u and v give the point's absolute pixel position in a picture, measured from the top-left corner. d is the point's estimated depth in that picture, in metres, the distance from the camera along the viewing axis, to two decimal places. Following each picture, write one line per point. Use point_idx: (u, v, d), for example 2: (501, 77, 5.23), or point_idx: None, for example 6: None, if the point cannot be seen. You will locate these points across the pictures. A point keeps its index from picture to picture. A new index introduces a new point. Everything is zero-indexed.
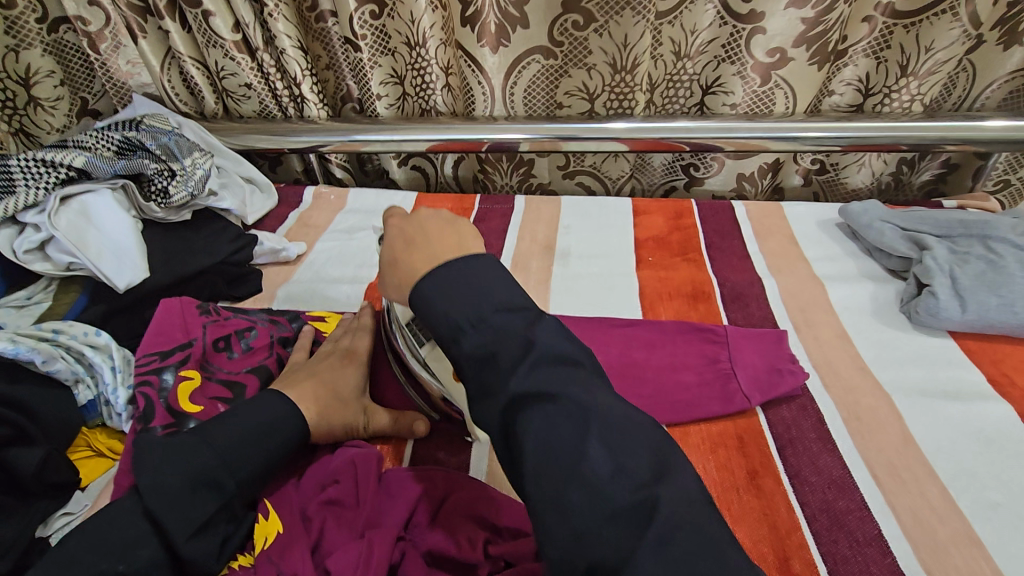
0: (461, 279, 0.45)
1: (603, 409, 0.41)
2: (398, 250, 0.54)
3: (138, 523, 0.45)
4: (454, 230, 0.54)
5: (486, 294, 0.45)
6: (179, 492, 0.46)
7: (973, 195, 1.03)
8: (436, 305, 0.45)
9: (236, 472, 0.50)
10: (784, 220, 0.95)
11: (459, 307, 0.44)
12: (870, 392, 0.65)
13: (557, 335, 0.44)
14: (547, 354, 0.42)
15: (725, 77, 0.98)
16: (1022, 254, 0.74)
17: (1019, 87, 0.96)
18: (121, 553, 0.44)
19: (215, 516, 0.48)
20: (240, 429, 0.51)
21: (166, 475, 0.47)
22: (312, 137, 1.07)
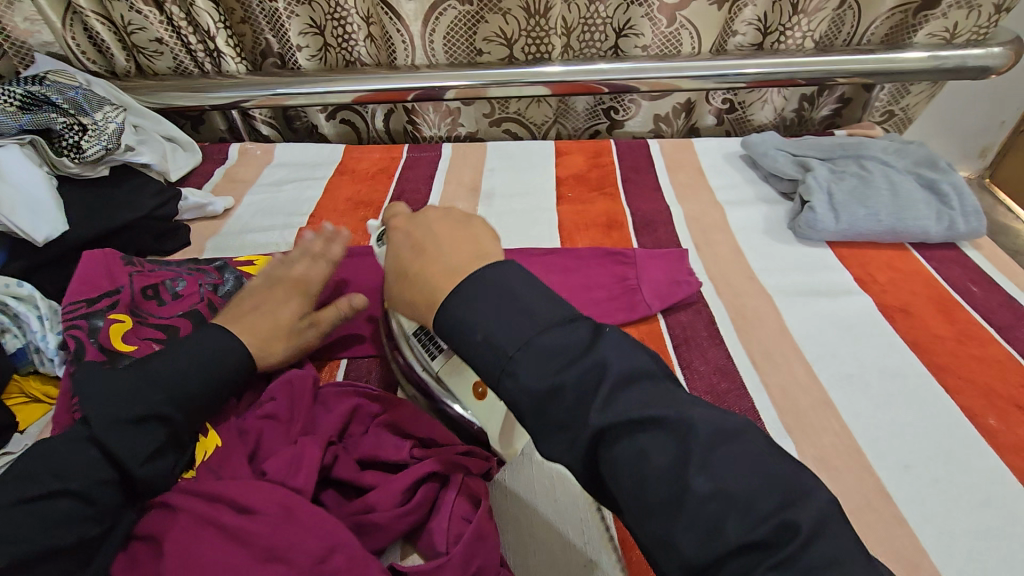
0: (485, 299, 0.44)
1: (624, 382, 0.40)
2: (408, 260, 0.52)
3: (84, 446, 0.49)
4: (467, 233, 0.53)
5: (525, 307, 0.43)
6: (121, 421, 0.50)
7: (863, 125, 1.14)
8: (472, 331, 0.44)
9: (169, 389, 0.53)
10: (693, 154, 1.02)
11: (501, 330, 0.43)
12: (755, 295, 0.73)
13: (618, 342, 0.42)
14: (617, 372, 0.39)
15: (634, 20, 1.03)
16: (888, 168, 0.84)
17: (898, 22, 1.06)
18: (69, 475, 0.47)
19: (146, 428, 0.51)
20: (183, 363, 0.55)
21: (111, 403, 0.51)
22: (233, 92, 1.06)
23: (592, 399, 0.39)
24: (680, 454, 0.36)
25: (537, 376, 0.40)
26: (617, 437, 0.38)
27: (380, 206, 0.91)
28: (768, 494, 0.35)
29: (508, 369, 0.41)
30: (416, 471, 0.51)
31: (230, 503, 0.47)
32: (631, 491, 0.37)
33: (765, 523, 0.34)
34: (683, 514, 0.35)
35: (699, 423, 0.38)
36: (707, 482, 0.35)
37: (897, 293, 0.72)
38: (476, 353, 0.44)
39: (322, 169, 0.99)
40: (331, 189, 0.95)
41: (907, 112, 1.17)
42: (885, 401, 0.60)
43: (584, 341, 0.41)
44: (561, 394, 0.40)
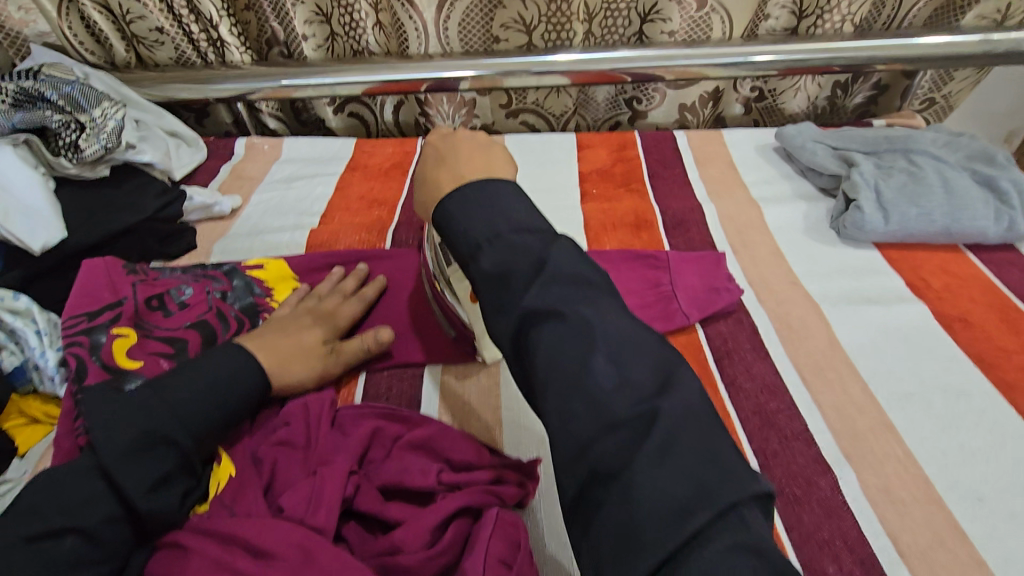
0: (475, 205, 0.43)
1: (563, 280, 0.39)
2: (429, 167, 0.50)
3: (91, 475, 0.45)
4: (486, 153, 0.51)
5: (501, 207, 0.43)
6: (129, 448, 0.46)
7: (903, 114, 1.07)
8: (456, 223, 0.43)
9: (179, 412, 0.49)
10: (725, 147, 0.96)
11: (477, 224, 0.43)
12: (800, 303, 0.68)
13: (573, 252, 0.41)
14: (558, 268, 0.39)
15: (662, 4, 0.96)
16: (940, 163, 0.78)
17: (944, 4, 0.99)
18: (73, 510, 0.43)
19: (155, 456, 0.47)
20: (198, 385, 0.52)
21: (118, 428, 0.46)
22: (237, 84, 1.01)
23: (531, 285, 0.39)
24: (591, 341, 0.36)
25: (494, 272, 0.40)
26: (541, 325, 0.38)
27: (394, 205, 0.86)
28: (653, 389, 0.35)
29: (472, 257, 0.42)
30: (446, 505, 0.47)
31: (245, 546, 0.44)
32: (543, 363, 0.36)
33: (639, 408, 0.34)
34: (581, 391, 0.35)
35: (614, 323, 0.38)
36: (612, 379, 0.35)
37: (954, 301, 0.67)
38: (454, 243, 0.44)
39: (333, 165, 0.94)
40: (342, 186, 0.90)
41: (949, 99, 1.11)
42: (950, 423, 0.55)
43: (544, 243, 0.41)
44: (510, 284, 0.40)
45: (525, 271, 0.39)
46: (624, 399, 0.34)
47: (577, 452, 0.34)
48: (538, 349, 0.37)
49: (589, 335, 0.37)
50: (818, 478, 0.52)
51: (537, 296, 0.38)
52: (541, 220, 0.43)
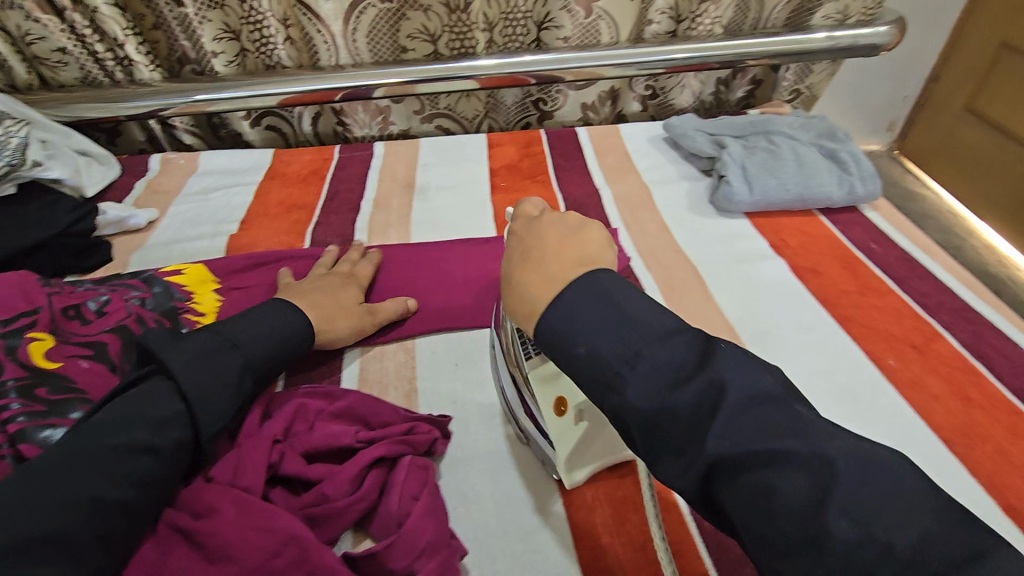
0: (591, 308, 0.42)
1: (745, 402, 0.37)
2: (514, 265, 0.49)
3: (172, 397, 0.49)
4: (578, 243, 0.50)
5: (640, 326, 0.40)
6: (213, 386, 0.51)
7: (774, 104, 1.21)
8: (577, 344, 0.41)
9: (248, 359, 0.55)
10: (621, 139, 1.06)
11: (609, 343, 0.40)
12: (682, 267, 0.77)
13: (735, 359, 0.39)
14: (736, 391, 0.37)
15: (553, 12, 1.06)
16: (794, 141, 0.90)
17: (796, 7, 1.14)
18: (156, 428, 0.47)
19: (233, 398, 0.52)
20: (260, 338, 0.57)
21: (203, 366, 0.51)
22: (148, 101, 1.02)
23: (710, 423, 0.36)
24: (816, 489, 0.33)
25: (650, 404, 0.38)
26: (738, 474, 0.35)
27: (313, 208, 0.90)
28: (920, 544, 0.31)
29: (613, 385, 0.39)
30: (364, 458, 0.51)
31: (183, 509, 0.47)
32: (746, 519, 0.34)
33: (916, 575, 0.30)
34: (812, 553, 0.32)
35: (827, 452, 0.34)
36: (845, 529, 0.32)
37: (808, 255, 0.78)
38: (584, 370, 0.41)
39: (251, 174, 0.98)
40: (262, 194, 0.93)
41: (812, 90, 1.26)
42: (800, 353, 0.65)
43: (698, 359, 0.39)
44: (676, 421, 0.37)
45: (664, 375, 0.38)
46: (869, 554, 0.31)
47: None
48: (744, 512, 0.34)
49: (805, 467, 0.34)
50: None
51: (697, 407, 0.37)
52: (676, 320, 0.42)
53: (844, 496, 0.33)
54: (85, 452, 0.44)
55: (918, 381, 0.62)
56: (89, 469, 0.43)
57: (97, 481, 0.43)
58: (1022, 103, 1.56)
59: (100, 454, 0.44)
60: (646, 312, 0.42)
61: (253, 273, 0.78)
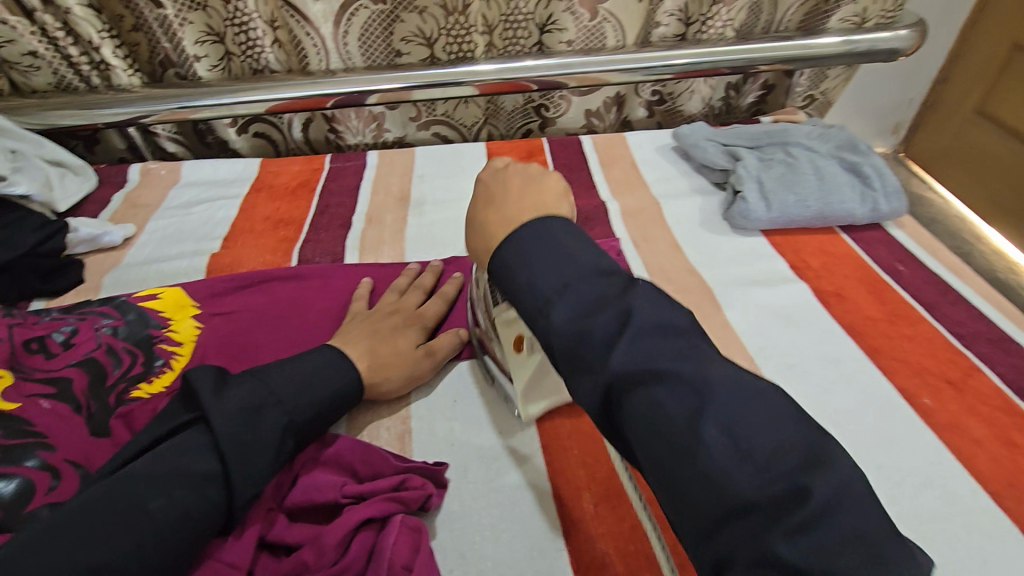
0: (536, 247, 0.41)
1: (650, 327, 0.36)
2: (477, 209, 0.49)
3: (205, 453, 0.44)
4: (541, 189, 0.48)
5: (567, 256, 0.41)
6: (253, 441, 0.45)
7: (787, 111, 1.16)
8: (519, 275, 0.41)
9: (292, 414, 0.49)
10: (628, 149, 1.00)
11: (546, 273, 0.40)
12: (696, 290, 0.72)
13: (650, 292, 0.38)
14: (642, 317, 0.36)
15: (556, 14, 1.00)
16: (813, 153, 0.85)
17: (812, 8, 1.08)
18: (190, 488, 0.42)
19: (275, 460, 0.46)
20: (302, 382, 0.51)
21: (243, 420, 0.45)
22: (127, 108, 0.96)
23: (614, 344, 0.36)
24: (698, 410, 0.33)
25: (571, 331, 0.37)
26: (635, 392, 0.34)
27: (302, 223, 0.85)
28: (794, 460, 0.31)
29: (542, 312, 0.39)
30: (351, 518, 0.46)
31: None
32: (641, 439, 0.34)
33: (782, 489, 0.30)
34: (697, 472, 0.32)
35: (719, 384, 0.33)
36: (730, 453, 0.31)
37: (831, 278, 0.73)
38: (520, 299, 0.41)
39: (236, 186, 0.92)
40: (247, 208, 0.87)
41: (826, 95, 1.21)
42: (828, 389, 0.60)
43: (618, 290, 0.38)
44: (588, 346, 0.37)
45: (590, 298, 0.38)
46: (747, 474, 0.30)
47: (699, 536, 0.32)
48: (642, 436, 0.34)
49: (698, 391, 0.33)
50: None
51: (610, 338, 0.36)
52: (609, 261, 0.41)
53: (730, 420, 0.32)
54: (108, 515, 0.39)
55: (957, 424, 0.57)
56: (108, 539, 0.38)
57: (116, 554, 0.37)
58: None
59: (120, 524, 0.39)
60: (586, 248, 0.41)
61: (236, 296, 0.72)
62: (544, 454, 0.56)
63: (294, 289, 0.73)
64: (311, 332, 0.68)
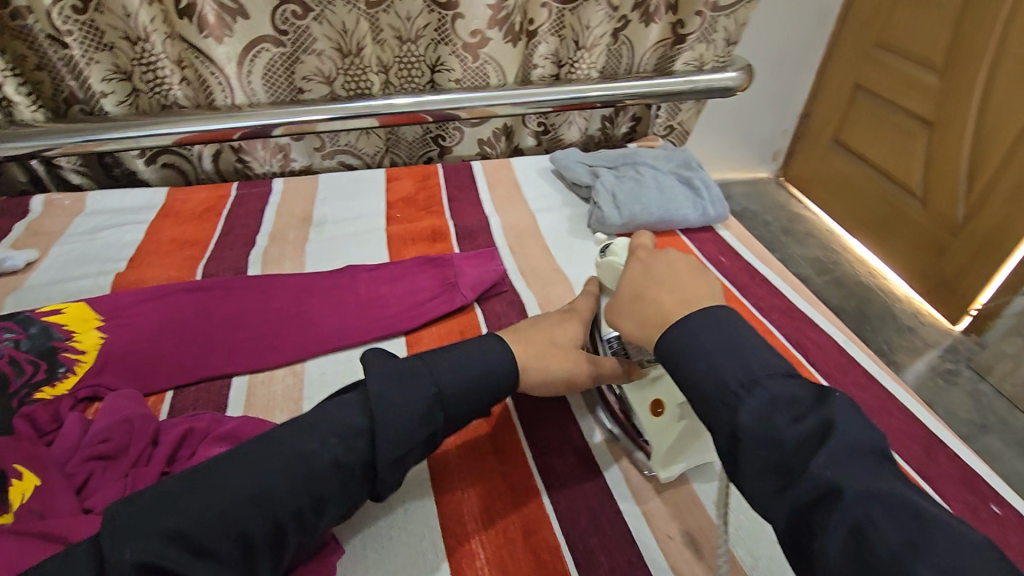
0: (710, 334, 0.49)
1: (850, 448, 0.41)
2: (639, 288, 0.58)
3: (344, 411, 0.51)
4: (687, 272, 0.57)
5: (749, 349, 0.48)
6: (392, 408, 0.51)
7: (650, 138, 1.36)
8: (697, 361, 0.49)
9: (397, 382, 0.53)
10: (512, 172, 1.15)
11: (732, 372, 0.47)
12: (559, 284, 0.85)
13: (847, 406, 0.44)
14: (844, 434, 0.42)
15: (443, 57, 1.14)
16: (657, 171, 1.02)
17: (662, 54, 1.29)
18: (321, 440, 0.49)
19: (412, 423, 0.52)
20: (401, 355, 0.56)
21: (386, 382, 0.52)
22: (29, 142, 1.00)
23: (818, 451, 0.42)
24: (912, 543, 0.36)
25: (762, 439, 0.43)
26: (832, 513, 0.39)
27: (207, 243, 0.92)
28: None
29: (725, 400, 0.46)
30: None
31: (59, 540, 0.47)
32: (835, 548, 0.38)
33: None
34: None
35: (897, 496, 0.39)
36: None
37: None
38: (698, 383, 0.48)
39: (143, 214, 0.97)
40: (152, 231, 0.93)
41: (684, 125, 1.42)
42: None
43: (817, 397, 0.45)
44: (788, 444, 0.43)
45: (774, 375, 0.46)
46: None
47: None
48: (830, 541, 0.38)
49: (896, 516, 0.38)
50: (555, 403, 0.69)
51: (798, 446, 0.42)
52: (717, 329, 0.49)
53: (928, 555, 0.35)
54: (264, 453, 0.47)
55: None
56: (256, 471, 0.46)
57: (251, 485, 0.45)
58: (877, 136, 1.80)
59: (251, 476, 0.46)
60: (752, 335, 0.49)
61: (138, 305, 0.77)
62: None
63: (195, 300, 0.79)
64: (212, 338, 0.74)
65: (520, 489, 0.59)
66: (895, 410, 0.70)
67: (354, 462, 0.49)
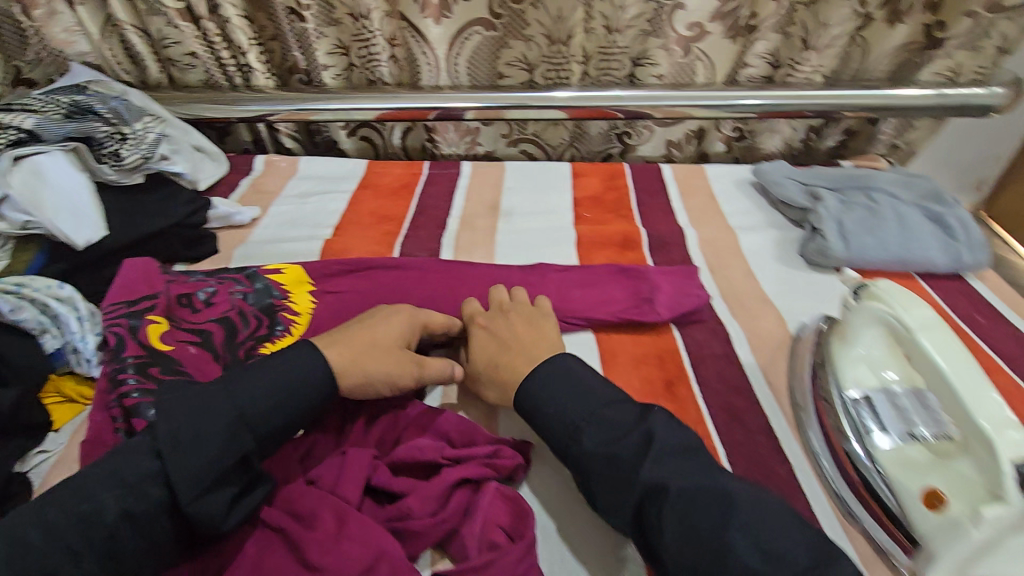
0: (559, 380, 0.56)
1: (666, 453, 0.49)
2: (497, 355, 0.62)
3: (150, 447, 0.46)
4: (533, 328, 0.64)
5: (585, 393, 0.55)
6: (206, 442, 0.46)
7: (868, 157, 1.18)
8: (550, 405, 0.55)
9: (243, 409, 0.49)
10: (706, 181, 1.05)
11: (576, 407, 0.54)
12: (769, 317, 0.75)
13: (665, 423, 0.51)
14: (661, 445, 0.49)
15: (651, 50, 1.07)
16: (896, 201, 0.87)
17: (904, 61, 1.11)
18: (132, 473, 0.45)
19: (221, 455, 0.46)
20: (267, 376, 0.51)
21: (197, 397, 0.48)
22: (260, 106, 1.09)
23: (644, 460, 0.48)
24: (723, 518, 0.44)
25: (602, 455, 0.50)
26: (661, 510, 0.46)
27: (402, 220, 0.94)
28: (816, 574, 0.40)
29: (573, 438, 0.53)
30: (449, 477, 0.52)
31: (281, 510, 0.50)
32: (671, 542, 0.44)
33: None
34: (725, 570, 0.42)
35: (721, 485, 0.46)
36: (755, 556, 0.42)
37: None
38: (548, 424, 0.55)
39: (346, 183, 1.02)
40: (354, 203, 0.97)
41: (910, 145, 1.22)
42: None
43: (634, 417, 0.52)
44: (617, 465, 0.49)
45: (603, 421, 0.52)
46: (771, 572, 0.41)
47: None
48: (668, 532, 0.45)
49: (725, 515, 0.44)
50: (777, 467, 0.57)
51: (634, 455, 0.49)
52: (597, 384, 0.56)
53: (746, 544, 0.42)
54: (90, 478, 0.45)
55: None
56: (118, 480, 0.45)
57: (117, 492, 0.44)
58: None
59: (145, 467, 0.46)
60: (570, 390, 0.55)
61: (341, 276, 0.80)
62: None
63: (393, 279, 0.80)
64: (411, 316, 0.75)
65: None
66: None
67: (227, 474, 0.47)
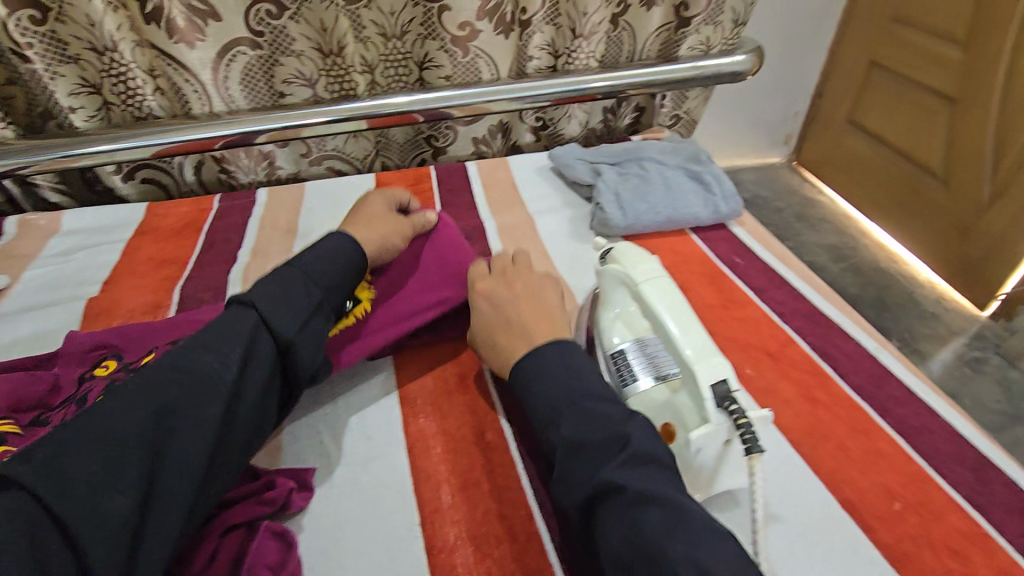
0: (551, 365, 0.54)
1: (635, 461, 0.46)
2: (498, 332, 0.61)
3: (253, 315, 0.54)
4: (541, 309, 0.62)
5: (577, 377, 0.53)
6: (277, 301, 0.56)
7: (655, 129, 1.28)
8: (533, 383, 0.54)
9: (311, 276, 0.61)
10: (508, 171, 1.08)
11: (558, 393, 0.52)
12: (561, 294, 0.78)
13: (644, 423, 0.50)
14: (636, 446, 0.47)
15: (432, 53, 1.07)
16: (662, 166, 0.95)
17: (666, 39, 1.22)
18: (217, 344, 0.51)
19: (304, 311, 0.58)
20: (320, 258, 0.63)
21: (267, 285, 0.57)
22: (5, 161, 0.95)
23: (611, 457, 0.46)
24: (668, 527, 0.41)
25: (565, 446, 0.48)
26: (612, 509, 0.44)
27: (187, 261, 0.87)
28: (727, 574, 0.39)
29: (551, 421, 0.51)
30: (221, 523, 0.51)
31: None
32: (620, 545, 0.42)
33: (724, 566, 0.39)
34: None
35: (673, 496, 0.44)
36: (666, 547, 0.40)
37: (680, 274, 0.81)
38: (534, 408, 0.53)
39: (120, 231, 0.92)
40: (130, 251, 0.88)
41: (690, 114, 1.35)
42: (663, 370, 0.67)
43: (620, 416, 0.49)
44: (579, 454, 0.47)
45: (577, 431, 0.49)
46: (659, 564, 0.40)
47: None
48: (611, 529, 0.43)
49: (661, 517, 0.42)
50: None
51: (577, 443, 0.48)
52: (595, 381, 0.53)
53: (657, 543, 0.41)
54: (157, 374, 0.47)
55: (772, 387, 0.65)
56: (195, 367, 0.48)
57: (193, 377, 0.48)
58: (894, 115, 1.63)
59: (180, 380, 0.47)
60: (557, 375, 0.53)
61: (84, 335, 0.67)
62: (408, 455, 0.60)
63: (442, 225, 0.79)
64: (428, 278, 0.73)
65: (521, 536, 0.54)
66: (936, 428, 0.63)
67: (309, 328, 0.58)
